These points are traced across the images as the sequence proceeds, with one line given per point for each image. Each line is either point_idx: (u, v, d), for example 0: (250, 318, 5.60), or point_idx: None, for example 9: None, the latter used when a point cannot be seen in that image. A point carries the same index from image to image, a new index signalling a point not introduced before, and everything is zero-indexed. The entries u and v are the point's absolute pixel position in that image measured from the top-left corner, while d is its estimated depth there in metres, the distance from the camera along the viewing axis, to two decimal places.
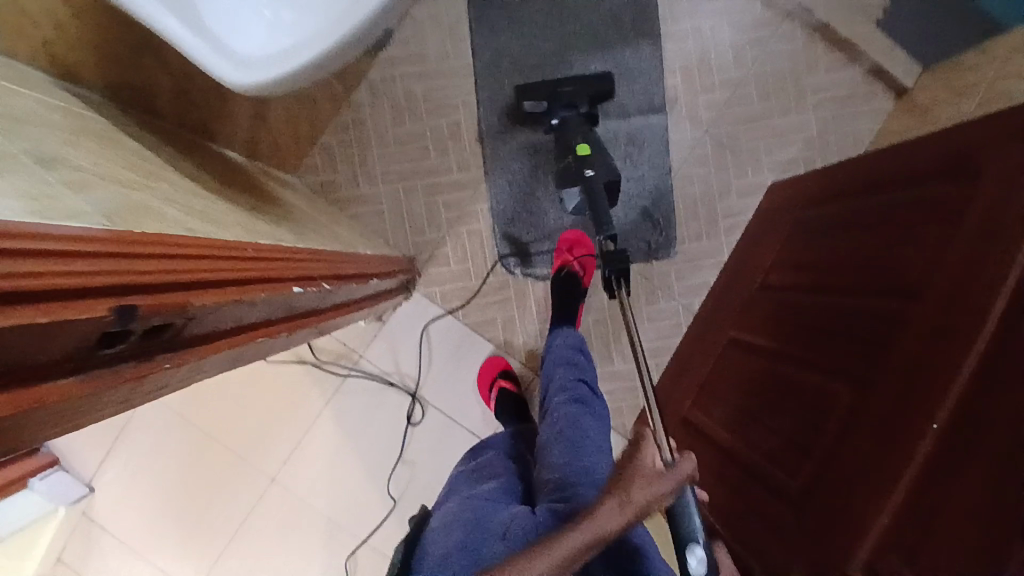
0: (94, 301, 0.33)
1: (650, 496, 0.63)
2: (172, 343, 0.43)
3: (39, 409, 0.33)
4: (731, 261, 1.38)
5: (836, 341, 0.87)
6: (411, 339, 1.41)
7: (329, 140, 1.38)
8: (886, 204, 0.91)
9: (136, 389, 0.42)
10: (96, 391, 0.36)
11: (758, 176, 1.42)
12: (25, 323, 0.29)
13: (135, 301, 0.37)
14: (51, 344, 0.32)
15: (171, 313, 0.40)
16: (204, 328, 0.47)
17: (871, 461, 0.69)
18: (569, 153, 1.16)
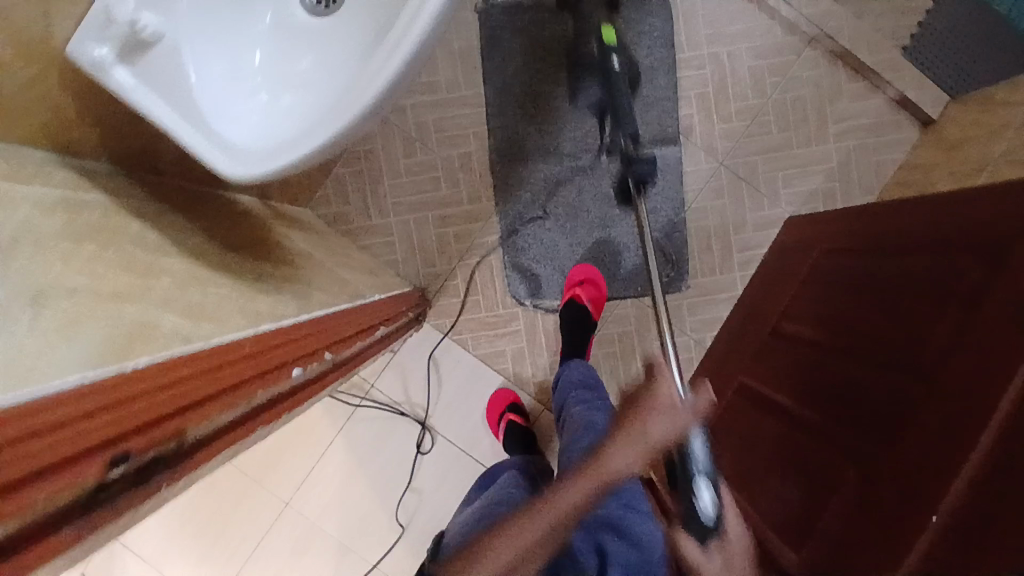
0: (87, 464, 0.36)
1: (664, 432, 0.49)
2: (173, 460, 0.45)
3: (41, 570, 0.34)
4: (746, 297, 1.35)
5: (846, 408, 0.85)
6: (421, 369, 1.42)
7: (341, 172, 1.39)
8: (907, 265, 0.89)
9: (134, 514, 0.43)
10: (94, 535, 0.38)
11: (776, 209, 1.38)
12: (27, 507, 0.32)
13: (124, 449, 0.39)
14: (50, 512, 0.35)
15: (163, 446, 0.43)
16: (204, 438, 0.49)
17: (875, 547, 0.68)
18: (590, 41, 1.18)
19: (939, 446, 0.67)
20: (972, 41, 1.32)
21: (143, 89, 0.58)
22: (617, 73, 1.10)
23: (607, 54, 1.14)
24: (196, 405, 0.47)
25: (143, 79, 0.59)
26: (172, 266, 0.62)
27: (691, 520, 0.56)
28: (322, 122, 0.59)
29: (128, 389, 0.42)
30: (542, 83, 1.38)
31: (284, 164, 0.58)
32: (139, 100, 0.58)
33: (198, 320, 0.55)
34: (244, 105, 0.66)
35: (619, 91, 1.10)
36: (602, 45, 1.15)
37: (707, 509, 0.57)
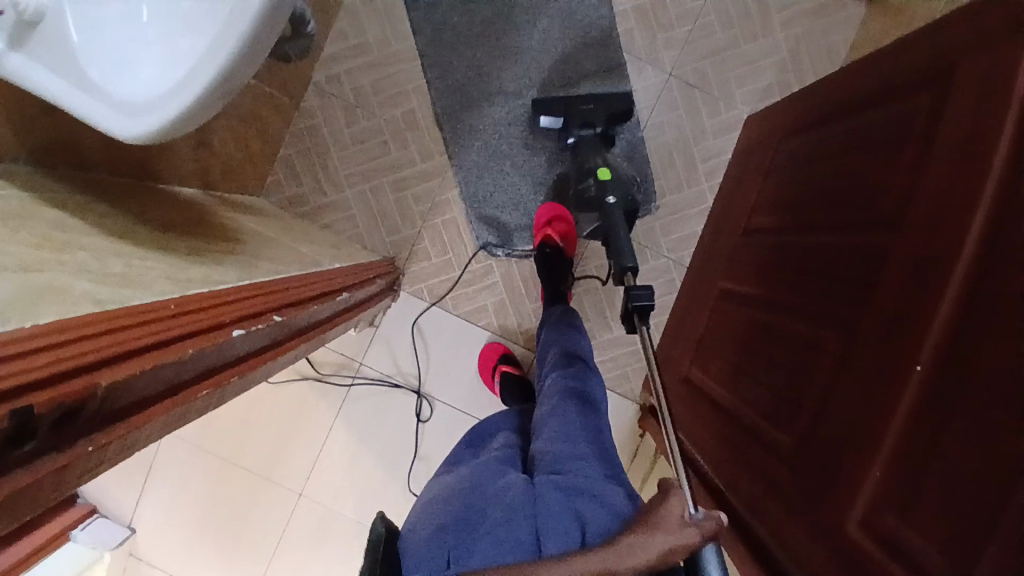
0: None
1: (667, 543, 0.63)
2: (91, 422, 0.43)
3: None
4: (717, 206, 1.33)
5: (821, 282, 0.83)
6: (406, 338, 1.41)
7: (287, 153, 1.36)
8: (862, 128, 0.86)
9: (59, 479, 0.41)
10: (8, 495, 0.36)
11: (733, 111, 1.34)
12: None
13: (33, 401, 0.37)
14: None
15: (82, 401, 0.41)
16: (128, 400, 0.47)
17: (863, 406, 0.66)
18: (589, 179, 1.18)
19: (911, 293, 0.65)
20: None
21: (37, 67, 0.58)
22: (610, 208, 1.11)
23: (605, 193, 1.13)
24: (115, 361, 0.45)
25: (33, 57, 0.58)
26: (94, 241, 0.60)
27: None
28: (207, 61, 0.56)
29: (31, 340, 0.39)
30: (534, 132, 1.35)
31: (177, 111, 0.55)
32: (34, 79, 0.57)
33: (116, 285, 0.52)
34: (133, 57, 0.62)
35: (614, 228, 1.08)
36: (600, 184, 1.14)
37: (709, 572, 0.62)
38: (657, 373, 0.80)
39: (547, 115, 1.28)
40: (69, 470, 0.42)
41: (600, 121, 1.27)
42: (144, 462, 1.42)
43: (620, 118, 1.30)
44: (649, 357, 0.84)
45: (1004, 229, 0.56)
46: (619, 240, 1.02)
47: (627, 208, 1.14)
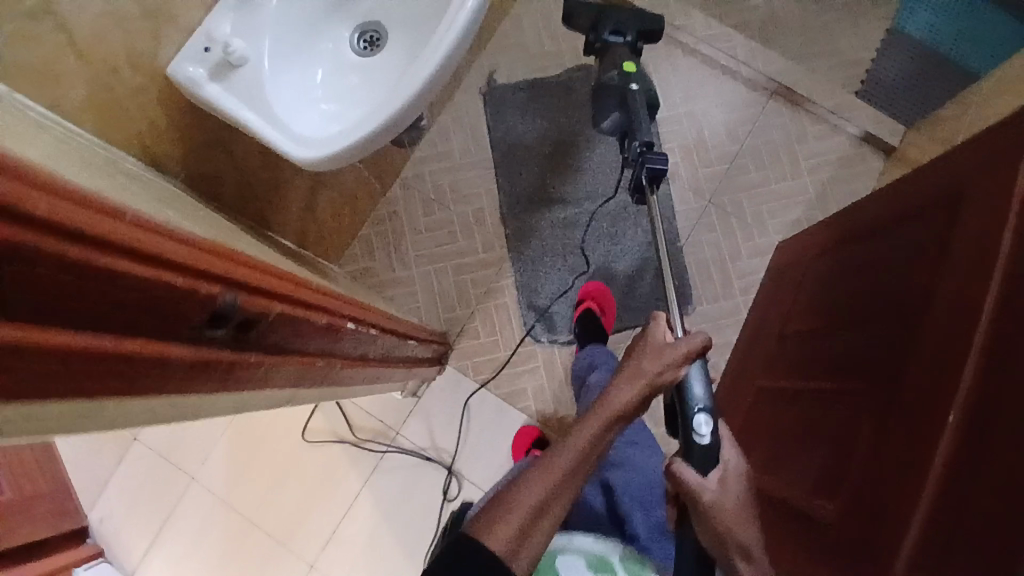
0: (210, 286, 0.40)
1: (659, 365, 0.83)
2: (256, 341, 0.50)
3: (149, 367, 0.38)
4: (751, 318, 1.42)
5: (859, 368, 0.89)
6: (445, 411, 1.44)
7: (367, 233, 1.53)
8: (895, 235, 0.96)
9: (218, 379, 0.47)
10: (187, 361, 0.41)
11: (766, 237, 1.50)
12: (164, 290, 0.36)
13: (235, 292, 0.44)
14: (173, 314, 0.38)
15: (256, 313, 0.47)
16: (278, 337, 0.54)
17: (902, 467, 0.70)
18: (614, 68, 1.13)
19: (932, 362, 0.71)
20: (921, 83, 1.54)
21: (229, 100, 0.79)
22: (632, 93, 1.11)
23: (628, 81, 1.11)
24: (282, 299, 0.53)
25: (229, 92, 0.80)
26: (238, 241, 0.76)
27: (692, 443, 0.81)
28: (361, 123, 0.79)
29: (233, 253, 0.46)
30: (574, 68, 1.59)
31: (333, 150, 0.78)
32: (231, 106, 0.79)
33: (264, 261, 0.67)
34: (302, 115, 0.88)
35: (634, 115, 1.08)
36: (622, 72, 1.12)
37: (705, 440, 0.80)
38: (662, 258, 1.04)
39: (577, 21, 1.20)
40: (230, 375, 0.48)
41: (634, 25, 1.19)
42: (166, 505, 1.43)
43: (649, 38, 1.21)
44: (655, 220, 1.04)
45: (1008, 300, 0.63)
46: (637, 127, 1.08)
47: (648, 98, 1.12)
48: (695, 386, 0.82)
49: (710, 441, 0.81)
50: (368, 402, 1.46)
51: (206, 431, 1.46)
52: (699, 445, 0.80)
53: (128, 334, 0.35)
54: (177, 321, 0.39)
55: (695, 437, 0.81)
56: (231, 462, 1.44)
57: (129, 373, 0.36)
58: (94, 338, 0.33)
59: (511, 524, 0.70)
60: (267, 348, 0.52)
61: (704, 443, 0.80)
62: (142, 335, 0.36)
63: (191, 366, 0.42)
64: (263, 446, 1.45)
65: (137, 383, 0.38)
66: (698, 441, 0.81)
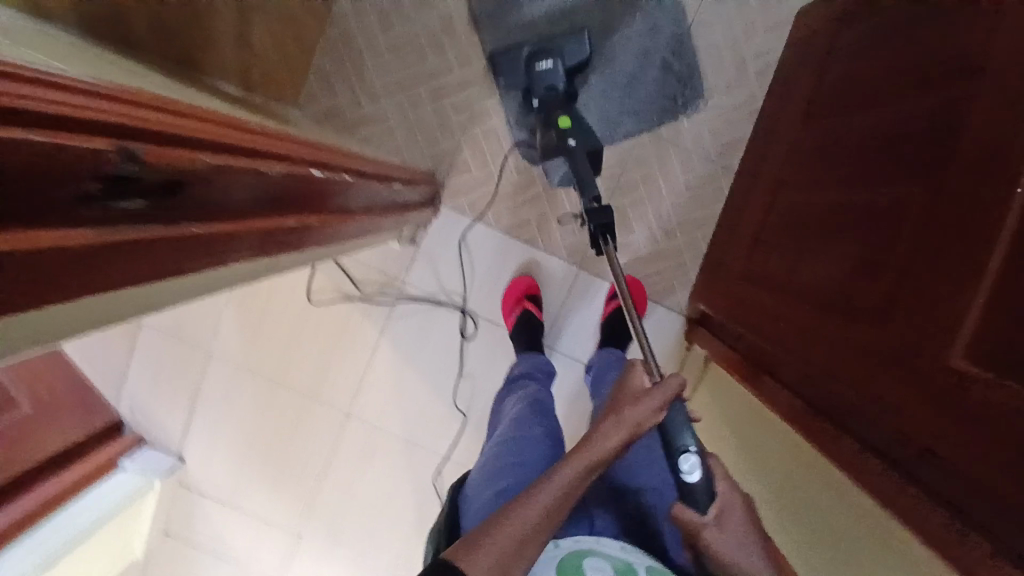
0: (94, 138, 0.31)
1: (642, 412, 0.75)
2: (191, 205, 0.41)
3: (51, 258, 0.30)
4: (769, 107, 1.28)
5: (903, 146, 0.79)
6: (449, 253, 1.38)
7: (322, 64, 1.30)
8: None
9: (156, 257, 0.40)
10: (104, 241, 0.33)
11: (784, 3, 1.28)
12: (23, 152, 0.26)
13: (135, 145, 0.34)
14: (59, 184, 0.29)
15: (181, 171, 0.38)
16: (221, 198, 0.45)
17: (955, 254, 0.64)
18: (551, 127, 1.12)
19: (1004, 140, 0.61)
20: None
21: None
22: (571, 151, 1.08)
23: (565, 138, 1.09)
24: (207, 150, 0.42)
25: None
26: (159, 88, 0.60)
27: (681, 485, 0.74)
28: None
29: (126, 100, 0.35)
30: None
31: None
32: None
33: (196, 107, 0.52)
34: None
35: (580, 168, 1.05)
36: (559, 130, 1.10)
37: (695, 479, 0.72)
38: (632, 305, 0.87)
39: (506, 78, 1.24)
40: (173, 250, 0.41)
41: (564, 59, 1.19)
42: (191, 385, 1.45)
43: (580, 66, 1.22)
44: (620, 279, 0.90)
45: None
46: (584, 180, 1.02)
47: (590, 149, 1.09)
48: (685, 433, 0.75)
49: (700, 479, 0.72)
50: (367, 257, 1.38)
51: (209, 308, 1.42)
52: (690, 484, 0.73)
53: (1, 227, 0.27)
54: (58, 193, 0.29)
55: (684, 479, 0.73)
56: (240, 335, 1.43)
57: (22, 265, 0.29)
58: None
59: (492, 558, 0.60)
60: (211, 212, 0.44)
61: (694, 482, 0.72)
62: (15, 223, 0.27)
63: (112, 247, 0.34)
64: (268, 314, 1.41)
65: (35, 280, 0.30)
66: (686, 482, 0.73)
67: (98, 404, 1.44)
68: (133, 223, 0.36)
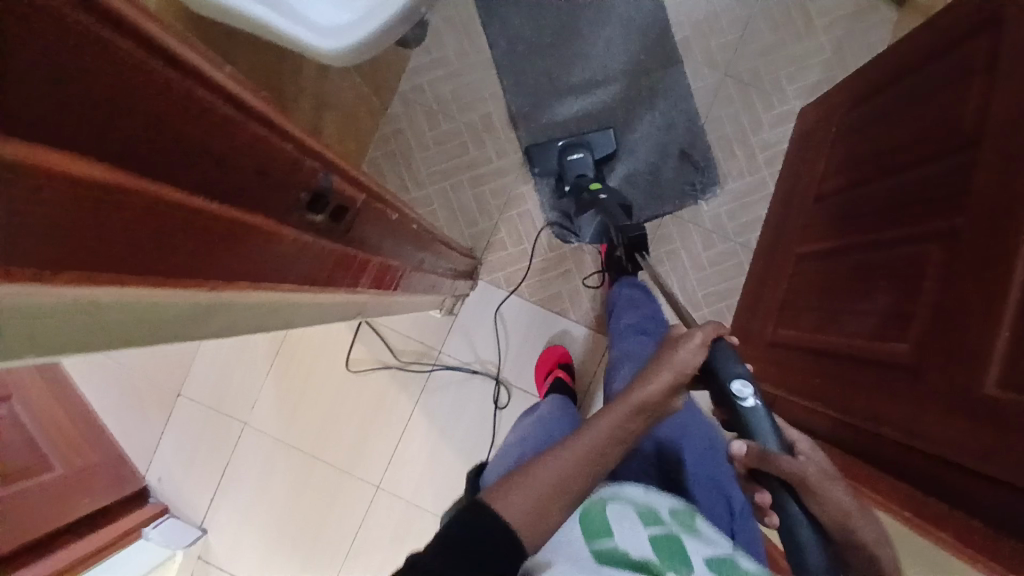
0: (314, 159, 0.40)
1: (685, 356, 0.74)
2: (342, 229, 0.49)
3: (268, 243, 0.38)
4: (780, 189, 1.40)
5: (911, 211, 0.88)
6: (484, 324, 1.45)
7: (375, 155, 1.46)
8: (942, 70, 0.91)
9: (310, 267, 0.47)
10: (297, 240, 0.41)
11: (786, 104, 1.44)
12: (282, 157, 0.35)
13: (331, 172, 0.43)
14: (291, 188, 0.38)
15: (347, 199, 0.47)
16: (354, 224, 0.53)
17: (971, 297, 0.69)
18: (583, 190, 1.36)
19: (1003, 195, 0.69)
20: None
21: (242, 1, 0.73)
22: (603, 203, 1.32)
23: (597, 194, 1.33)
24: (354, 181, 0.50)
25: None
26: None
27: (736, 411, 0.70)
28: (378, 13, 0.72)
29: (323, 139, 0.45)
30: None
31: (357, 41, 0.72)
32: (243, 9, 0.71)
33: None
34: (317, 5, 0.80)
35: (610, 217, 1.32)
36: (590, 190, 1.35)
37: (750, 403, 0.69)
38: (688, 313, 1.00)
39: (539, 163, 1.42)
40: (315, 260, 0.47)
41: (594, 151, 1.39)
42: (224, 455, 1.47)
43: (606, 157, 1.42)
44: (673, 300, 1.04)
45: None
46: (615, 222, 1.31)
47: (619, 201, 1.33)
48: (733, 369, 0.72)
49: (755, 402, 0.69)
50: (406, 327, 1.46)
51: (253, 377, 1.47)
52: (744, 410, 0.69)
53: (257, 211, 0.34)
54: (289, 195, 0.38)
55: (739, 404, 0.69)
56: (280, 405, 1.47)
57: (253, 246, 0.36)
58: (235, 210, 0.32)
59: (521, 498, 0.63)
60: (349, 233, 0.51)
61: (749, 406, 0.69)
62: (250, 206, 0.34)
63: (284, 242, 0.40)
64: (309, 383, 1.46)
65: (254, 260, 0.37)
66: (742, 405, 0.69)
67: (131, 473, 1.45)
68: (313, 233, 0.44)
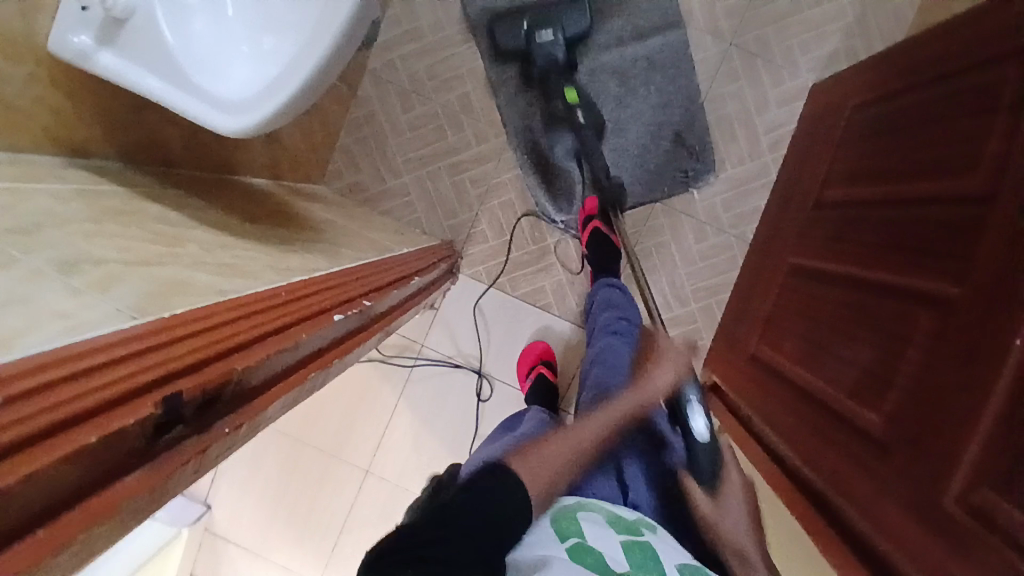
0: (139, 403, 0.37)
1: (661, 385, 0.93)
2: (222, 407, 0.46)
3: (116, 510, 0.37)
4: (783, 180, 1.29)
5: (911, 253, 0.80)
6: (465, 319, 1.42)
7: (346, 142, 1.37)
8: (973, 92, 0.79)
9: (202, 462, 0.45)
10: (164, 475, 0.40)
11: (797, 80, 1.30)
12: (82, 447, 0.33)
13: (175, 389, 0.40)
14: (110, 449, 0.36)
15: (217, 385, 0.44)
16: (245, 385, 0.49)
17: (956, 390, 0.64)
18: (557, 97, 1.23)
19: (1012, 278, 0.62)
20: None
21: (128, 66, 0.61)
22: (580, 125, 1.20)
23: (574, 111, 1.21)
24: (238, 350, 0.47)
25: (126, 57, 0.61)
26: (198, 234, 0.63)
27: (693, 441, 0.86)
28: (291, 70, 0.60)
29: (175, 333, 0.42)
30: None
31: (263, 116, 0.59)
32: (130, 79, 0.61)
33: (229, 275, 0.55)
34: (230, 55, 0.66)
35: (588, 140, 1.20)
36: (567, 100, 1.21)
37: (701, 434, 0.86)
38: (650, 293, 1.25)
39: (505, 37, 1.23)
40: (204, 458, 0.45)
41: (564, 28, 1.21)
42: None
43: (577, 39, 1.23)
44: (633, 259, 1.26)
45: None
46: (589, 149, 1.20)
47: (596, 124, 1.21)
48: (690, 388, 0.91)
49: (706, 434, 0.86)
50: None
51: None
52: (698, 442, 0.86)
53: (68, 513, 0.33)
54: (110, 453, 0.36)
55: (692, 433, 0.87)
56: None
57: (93, 530, 0.35)
58: (52, 531, 0.32)
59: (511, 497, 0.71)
60: (227, 412, 0.46)
61: (702, 438, 0.86)
62: (69, 513, 0.33)
63: (147, 487, 0.39)
64: None
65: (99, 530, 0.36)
66: (695, 439, 0.86)
67: None
68: (183, 449, 0.42)
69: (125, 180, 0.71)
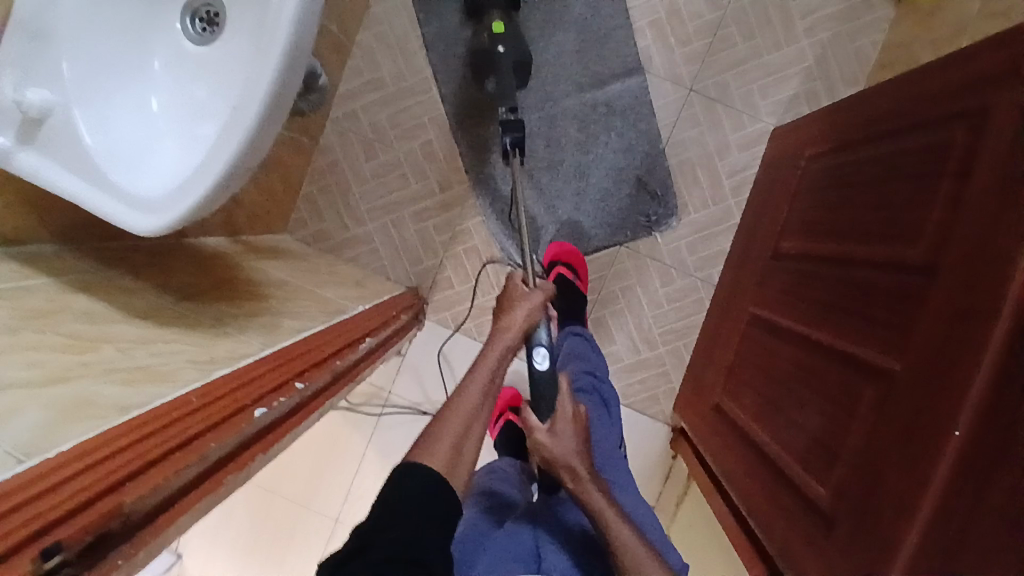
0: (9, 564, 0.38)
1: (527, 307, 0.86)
2: (113, 541, 0.46)
3: None
4: (746, 223, 1.29)
5: (858, 319, 0.80)
6: (433, 365, 1.41)
7: (310, 191, 1.38)
8: (911, 155, 0.80)
9: None
10: None
11: (758, 123, 1.30)
12: None
13: (52, 541, 0.40)
14: None
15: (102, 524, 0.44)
16: (142, 509, 0.49)
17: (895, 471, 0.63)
18: (483, 32, 1.17)
19: (944, 356, 0.61)
20: None
21: (48, 167, 0.60)
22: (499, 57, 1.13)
23: (496, 43, 1.15)
24: (130, 479, 0.48)
25: (46, 156, 0.61)
26: (120, 328, 0.63)
27: (534, 374, 0.90)
28: (209, 162, 0.57)
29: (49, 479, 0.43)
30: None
31: (178, 215, 0.57)
32: (46, 178, 0.60)
33: (136, 383, 0.56)
34: (154, 147, 0.64)
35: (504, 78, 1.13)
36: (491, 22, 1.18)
37: (542, 365, 0.89)
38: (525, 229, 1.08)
39: None
40: None
41: None
42: None
43: None
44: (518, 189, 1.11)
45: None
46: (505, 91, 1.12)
47: (517, 57, 1.16)
48: (541, 329, 0.90)
49: (547, 364, 0.90)
50: None
51: None
52: (537, 369, 0.89)
53: None
54: None
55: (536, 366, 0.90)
56: None
57: None
58: None
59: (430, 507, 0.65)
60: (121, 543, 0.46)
61: (542, 366, 0.89)
62: None
63: None
64: None
65: None
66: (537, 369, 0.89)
67: None
68: None
69: (62, 259, 0.72)
